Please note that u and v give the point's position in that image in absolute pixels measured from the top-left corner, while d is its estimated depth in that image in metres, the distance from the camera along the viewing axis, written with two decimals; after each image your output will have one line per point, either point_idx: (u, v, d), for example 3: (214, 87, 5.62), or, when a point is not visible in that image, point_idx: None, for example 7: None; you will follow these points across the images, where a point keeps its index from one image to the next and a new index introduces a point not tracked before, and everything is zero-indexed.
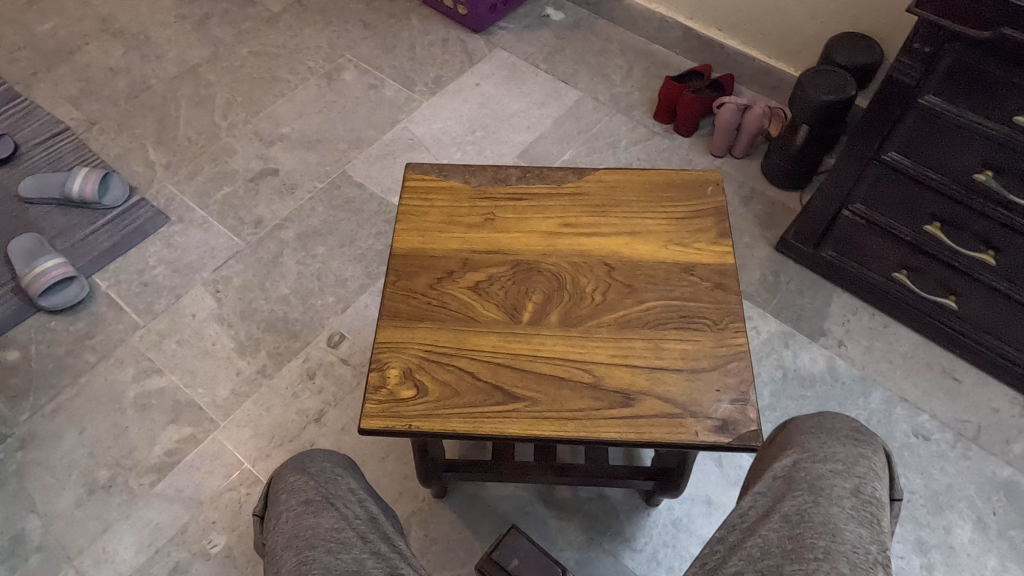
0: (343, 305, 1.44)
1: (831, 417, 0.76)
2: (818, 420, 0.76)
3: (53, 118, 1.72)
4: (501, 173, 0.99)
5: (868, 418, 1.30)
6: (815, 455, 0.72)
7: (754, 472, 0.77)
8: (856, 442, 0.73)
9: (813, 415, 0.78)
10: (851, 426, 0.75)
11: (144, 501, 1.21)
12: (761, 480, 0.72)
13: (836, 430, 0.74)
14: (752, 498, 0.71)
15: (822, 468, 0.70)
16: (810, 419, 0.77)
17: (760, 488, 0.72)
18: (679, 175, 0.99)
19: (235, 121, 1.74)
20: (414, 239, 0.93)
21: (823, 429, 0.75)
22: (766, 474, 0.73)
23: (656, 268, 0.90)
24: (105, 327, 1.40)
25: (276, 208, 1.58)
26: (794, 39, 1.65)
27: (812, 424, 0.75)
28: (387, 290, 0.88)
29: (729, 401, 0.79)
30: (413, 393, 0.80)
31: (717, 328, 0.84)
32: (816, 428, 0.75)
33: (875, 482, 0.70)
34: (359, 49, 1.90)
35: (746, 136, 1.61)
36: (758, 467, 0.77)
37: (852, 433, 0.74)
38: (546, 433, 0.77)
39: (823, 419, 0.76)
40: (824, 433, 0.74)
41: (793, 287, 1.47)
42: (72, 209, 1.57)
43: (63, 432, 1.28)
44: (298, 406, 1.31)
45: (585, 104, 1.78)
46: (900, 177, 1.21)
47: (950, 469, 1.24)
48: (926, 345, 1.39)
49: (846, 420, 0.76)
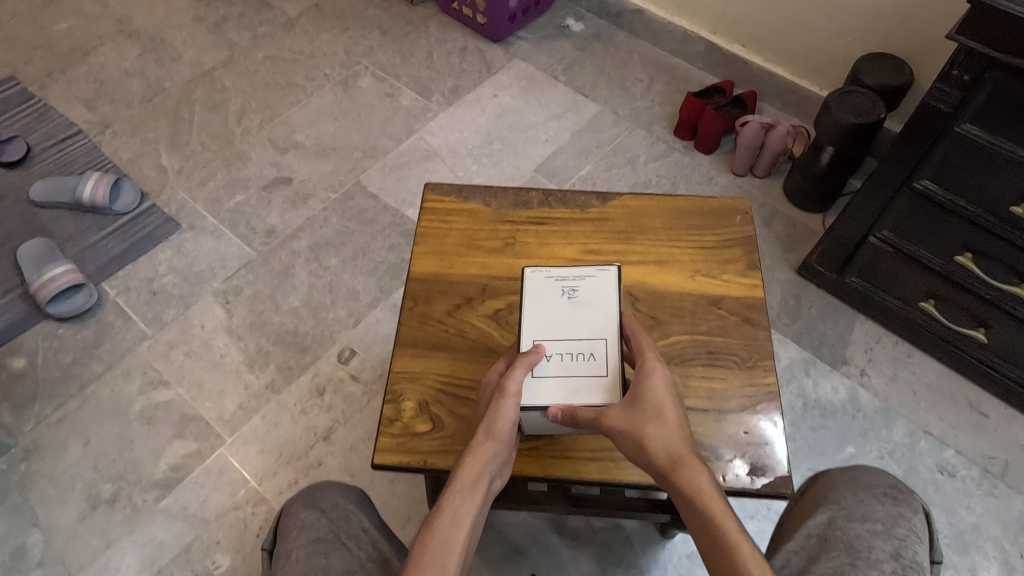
0: (355, 319, 1.41)
1: (866, 474, 0.79)
2: (853, 477, 0.79)
3: (67, 120, 1.71)
4: (522, 195, 0.96)
5: (890, 451, 1.27)
6: (849, 514, 0.74)
7: (780, 524, 0.79)
8: (894, 501, 0.76)
9: (847, 470, 0.80)
10: (888, 484, 0.78)
11: (148, 517, 1.19)
12: (794, 537, 0.74)
13: (873, 489, 0.76)
14: (785, 555, 0.73)
15: (860, 529, 0.73)
16: (845, 474, 0.79)
17: (792, 546, 0.73)
18: (707, 202, 0.96)
19: (249, 128, 1.72)
20: (431, 262, 0.90)
21: (858, 485, 0.77)
22: (799, 531, 0.74)
23: (682, 300, 0.87)
24: (113, 336, 1.38)
25: (289, 218, 1.56)
26: (820, 57, 1.62)
27: (847, 481, 0.78)
28: (402, 316, 0.86)
29: (755, 445, 0.76)
30: (429, 427, 0.77)
31: (745, 366, 0.81)
32: (851, 484, 0.77)
33: (914, 545, 0.72)
34: (376, 56, 1.88)
35: (769, 155, 1.58)
36: (789, 518, 0.78)
37: (890, 492, 0.77)
38: (567, 474, 0.74)
39: (858, 475, 0.79)
40: (860, 490, 0.76)
41: (815, 312, 1.43)
42: (83, 214, 1.55)
43: (67, 443, 1.26)
44: (307, 423, 1.28)
45: (604, 117, 1.75)
46: (931, 206, 1.17)
47: (976, 507, 1.21)
48: (951, 377, 1.35)
49: (884, 477, 0.79)
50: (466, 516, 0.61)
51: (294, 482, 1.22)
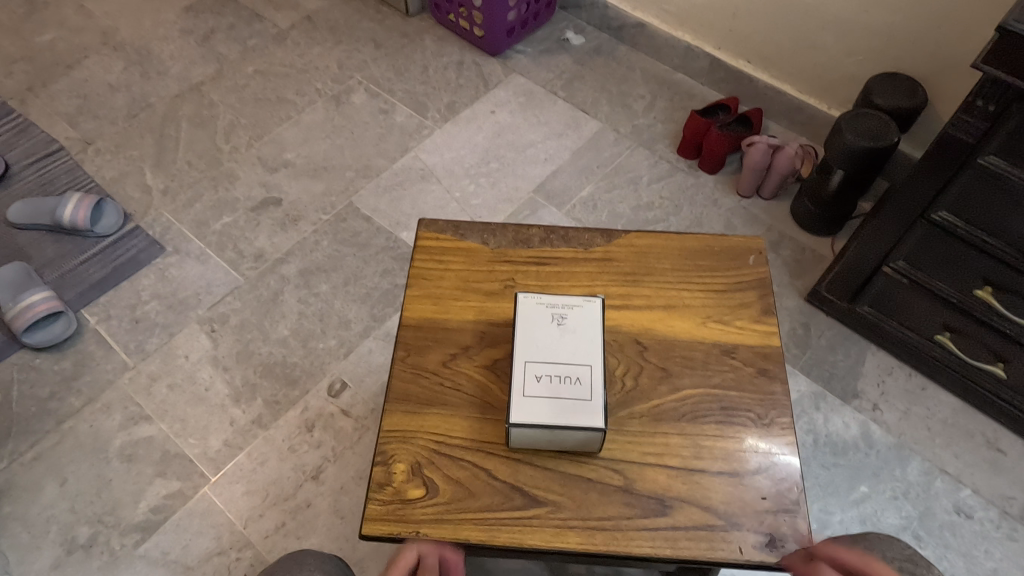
0: (346, 349, 1.35)
1: (878, 544, 0.69)
2: (865, 547, 0.69)
3: (48, 136, 1.64)
4: (522, 233, 0.91)
5: (905, 491, 1.21)
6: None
7: None
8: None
9: (858, 540, 0.70)
10: (903, 555, 0.68)
11: (126, 563, 1.13)
12: None
13: (886, 562, 0.66)
14: None
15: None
16: (855, 545, 0.69)
17: None
18: (718, 242, 0.90)
19: (238, 145, 1.66)
20: (425, 307, 0.84)
21: (871, 557, 0.67)
22: None
23: (693, 349, 0.81)
24: (92, 368, 1.32)
25: (278, 241, 1.50)
26: (829, 76, 1.57)
27: (859, 551, 0.68)
28: (394, 367, 0.80)
29: (773, 511, 0.71)
30: (422, 492, 0.71)
31: (761, 424, 0.76)
32: (864, 555, 0.67)
33: None
34: (369, 70, 1.82)
35: (776, 177, 1.53)
36: None
37: (906, 564, 0.67)
38: (571, 545, 0.69)
39: (870, 546, 0.69)
40: (872, 562, 0.67)
41: (824, 343, 1.38)
42: (63, 236, 1.49)
43: (43, 483, 1.20)
44: (295, 462, 1.22)
45: (605, 135, 1.70)
46: (950, 237, 1.12)
47: (995, 552, 1.15)
48: (967, 412, 1.30)
49: (898, 548, 0.69)
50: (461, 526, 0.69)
51: (281, 525, 1.16)
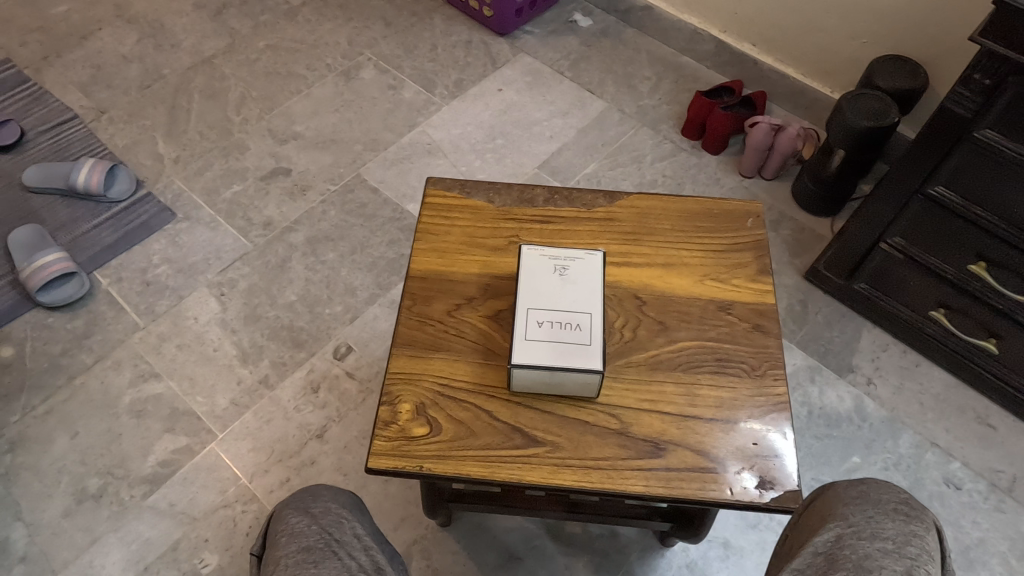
0: (352, 315, 1.38)
1: (875, 486, 0.71)
2: (862, 489, 0.70)
3: (62, 104, 1.67)
4: (527, 193, 0.93)
5: (896, 462, 1.24)
6: (860, 531, 0.66)
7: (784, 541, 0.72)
8: (905, 517, 0.68)
9: (855, 482, 0.72)
10: (899, 498, 0.69)
11: (135, 513, 1.16)
12: (799, 556, 0.67)
13: (883, 503, 0.68)
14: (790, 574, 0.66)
15: (870, 546, 0.65)
16: (852, 487, 0.71)
17: (798, 565, 0.66)
18: (718, 204, 0.93)
19: (248, 117, 1.68)
20: (432, 259, 0.87)
21: (867, 500, 0.69)
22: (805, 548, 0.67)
23: (691, 304, 0.84)
24: (104, 327, 1.35)
25: (287, 210, 1.53)
26: (832, 59, 1.59)
27: (856, 495, 0.70)
28: (400, 315, 0.83)
29: (763, 456, 0.73)
30: (426, 431, 0.74)
31: (755, 375, 0.79)
32: (861, 498, 0.69)
33: (928, 566, 0.64)
34: (379, 47, 1.84)
35: (778, 157, 1.55)
36: (793, 535, 0.71)
37: (901, 508, 0.68)
38: (568, 482, 0.72)
39: (868, 488, 0.71)
40: (869, 505, 0.68)
41: (821, 319, 1.41)
42: (76, 201, 1.52)
43: (54, 435, 1.23)
44: (300, 421, 1.25)
45: (610, 115, 1.72)
46: (946, 213, 1.14)
47: (982, 522, 1.18)
48: (959, 387, 1.32)
49: (893, 490, 0.70)
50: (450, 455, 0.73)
51: (285, 481, 1.20)
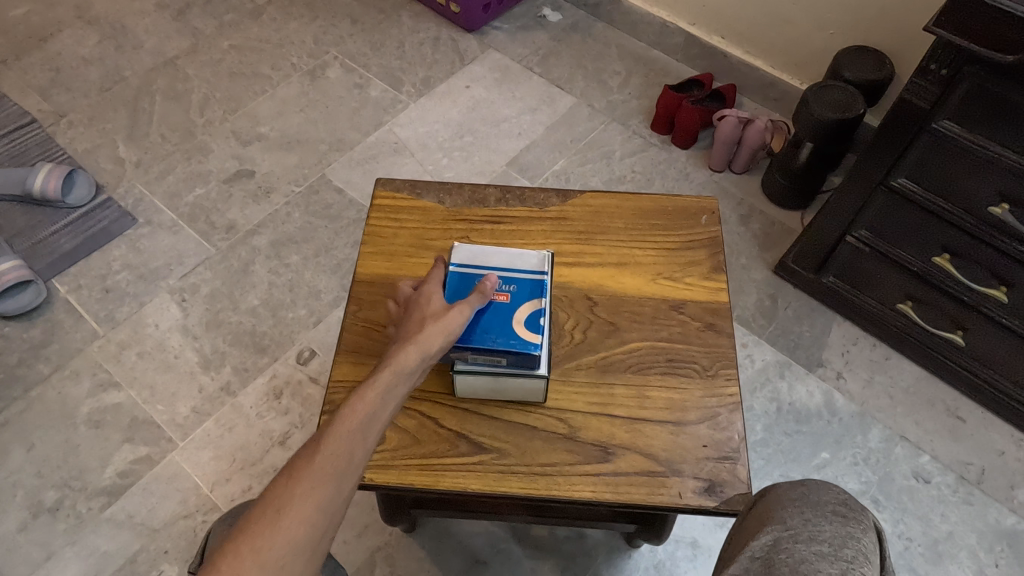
0: (316, 319, 1.36)
1: (815, 489, 0.67)
2: (802, 493, 0.67)
3: (21, 108, 1.64)
4: (479, 193, 0.91)
5: (866, 456, 1.23)
6: (797, 534, 0.61)
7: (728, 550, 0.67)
8: (843, 518, 0.63)
9: (796, 485, 0.69)
10: (837, 500, 0.65)
11: (93, 526, 1.14)
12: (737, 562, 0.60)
13: (820, 506, 0.64)
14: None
15: (806, 549, 0.59)
16: (793, 491, 0.68)
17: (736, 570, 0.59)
18: (673, 201, 0.91)
19: (212, 119, 1.66)
20: (379, 263, 0.85)
21: (806, 503, 0.65)
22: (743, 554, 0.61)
23: (643, 304, 0.82)
24: (62, 336, 1.32)
25: (250, 212, 1.51)
26: (800, 50, 1.58)
27: (795, 498, 0.66)
28: (346, 320, 0.81)
29: (714, 458, 0.72)
30: None
31: (707, 375, 0.77)
32: (800, 501, 0.65)
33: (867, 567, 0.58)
34: (345, 46, 1.82)
35: (747, 151, 1.54)
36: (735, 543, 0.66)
37: (839, 509, 0.64)
38: (514, 489, 0.70)
39: (807, 491, 0.67)
40: (807, 509, 0.64)
41: (791, 313, 1.39)
42: (34, 207, 1.49)
43: (10, 448, 1.20)
44: (262, 428, 1.23)
45: (579, 110, 1.71)
46: (909, 204, 1.13)
47: (951, 515, 1.17)
48: (928, 379, 1.32)
49: (833, 492, 0.66)
50: (393, 464, 0.71)
51: (247, 489, 1.17)
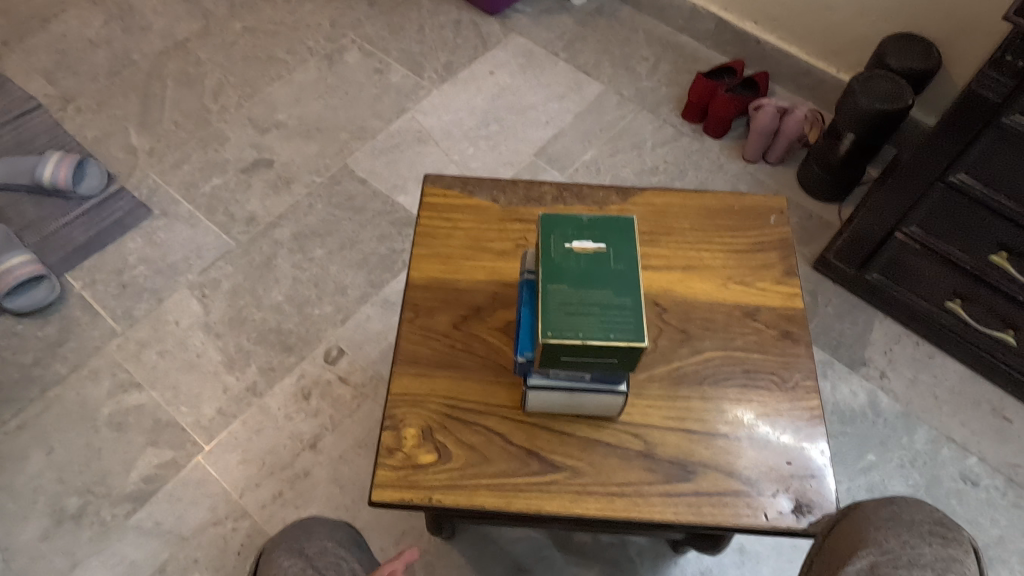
0: (343, 316, 1.31)
1: (906, 506, 0.65)
2: (893, 510, 0.64)
3: (25, 93, 1.57)
4: (534, 190, 0.87)
5: (913, 459, 1.20)
6: (896, 559, 0.61)
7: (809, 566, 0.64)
8: (943, 540, 0.63)
9: (883, 500, 0.66)
10: (932, 519, 0.65)
11: (119, 534, 1.09)
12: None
13: (917, 526, 0.63)
14: None
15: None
16: (882, 508, 0.65)
17: None
18: (739, 200, 0.87)
19: (227, 105, 1.59)
20: (434, 266, 0.80)
21: (900, 522, 0.63)
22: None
23: (715, 311, 0.78)
24: (78, 334, 1.27)
25: (271, 204, 1.45)
26: (839, 37, 1.52)
27: (887, 517, 0.64)
28: (402, 328, 0.76)
29: (798, 476, 0.68)
30: (434, 458, 0.68)
31: (785, 386, 0.74)
32: (893, 521, 0.63)
33: None
34: (364, 29, 1.75)
35: (784, 141, 1.49)
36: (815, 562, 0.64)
37: (937, 529, 0.64)
38: (590, 511, 0.66)
39: (897, 507, 0.65)
40: (903, 528, 0.63)
41: (832, 310, 1.36)
42: (44, 197, 1.42)
43: (29, 451, 1.15)
44: (292, 430, 1.19)
45: (608, 98, 1.65)
46: (967, 201, 1.09)
47: (1001, 519, 1.15)
48: (973, 379, 1.29)
49: (925, 510, 0.65)
50: (461, 488, 0.67)
51: (278, 495, 1.13)
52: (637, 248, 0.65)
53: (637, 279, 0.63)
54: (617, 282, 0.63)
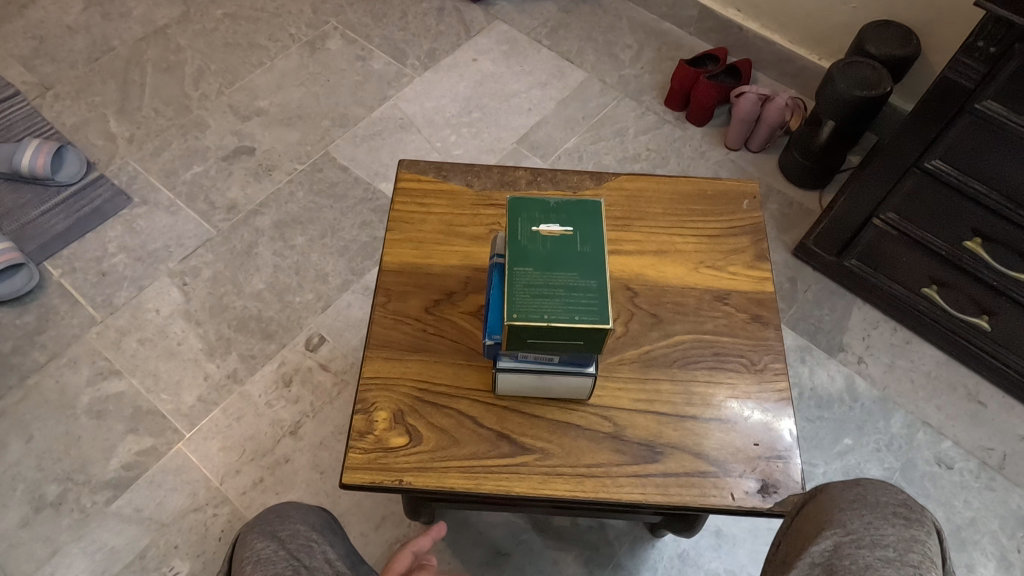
0: (324, 303, 1.31)
1: (872, 488, 0.63)
2: (859, 492, 0.62)
3: (3, 80, 1.55)
4: (508, 176, 0.87)
5: (888, 443, 1.22)
6: (859, 539, 0.58)
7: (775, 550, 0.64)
8: (906, 521, 0.60)
9: (850, 484, 0.64)
10: (897, 500, 0.62)
11: (98, 521, 1.09)
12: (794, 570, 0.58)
13: (880, 506, 0.61)
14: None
15: (870, 556, 0.57)
16: (848, 490, 0.63)
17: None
18: (712, 185, 0.87)
19: (207, 92, 1.58)
20: (407, 251, 0.80)
21: (865, 504, 0.61)
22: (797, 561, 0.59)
23: (686, 294, 0.79)
24: (57, 322, 1.26)
25: (251, 192, 1.44)
26: (821, 24, 1.52)
27: (852, 497, 0.62)
28: (374, 312, 0.76)
29: (766, 457, 0.69)
30: (405, 440, 0.69)
31: (754, 369, 0.74)
32: (857, 503, 0.61)
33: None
34: (346, 16, 1.74)
35: (765, 129, 1.49)
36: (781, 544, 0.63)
37: (901, 510, 0.61)
38: (559, 492, 0.67)
39: (864, 491, 0.63)
40: (867, 509, 0.60)
41: (811, 297, 1.37)
42: (22, 185, 1.41)
43: (8, 440, 1.15)
44: (272, 417, 1.19)
45: (591, 85, 1.65)
46: (942, 187, 1.10)
47: (973, 501, 1.16)
48: (950, 364, 1.30)
49: (891, 491, 0.63)
50: (432, 470, 0.67)
51: (259, 481, 1.14)
52: (602, 230, 0.66)
53: (602, 260, 0.63)
54: (583, 263, 0.63)
